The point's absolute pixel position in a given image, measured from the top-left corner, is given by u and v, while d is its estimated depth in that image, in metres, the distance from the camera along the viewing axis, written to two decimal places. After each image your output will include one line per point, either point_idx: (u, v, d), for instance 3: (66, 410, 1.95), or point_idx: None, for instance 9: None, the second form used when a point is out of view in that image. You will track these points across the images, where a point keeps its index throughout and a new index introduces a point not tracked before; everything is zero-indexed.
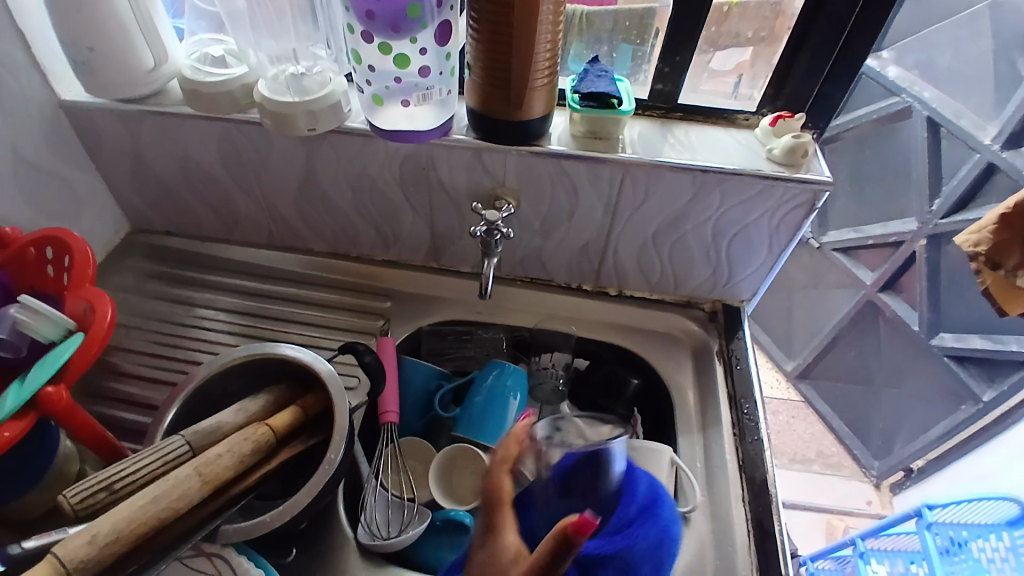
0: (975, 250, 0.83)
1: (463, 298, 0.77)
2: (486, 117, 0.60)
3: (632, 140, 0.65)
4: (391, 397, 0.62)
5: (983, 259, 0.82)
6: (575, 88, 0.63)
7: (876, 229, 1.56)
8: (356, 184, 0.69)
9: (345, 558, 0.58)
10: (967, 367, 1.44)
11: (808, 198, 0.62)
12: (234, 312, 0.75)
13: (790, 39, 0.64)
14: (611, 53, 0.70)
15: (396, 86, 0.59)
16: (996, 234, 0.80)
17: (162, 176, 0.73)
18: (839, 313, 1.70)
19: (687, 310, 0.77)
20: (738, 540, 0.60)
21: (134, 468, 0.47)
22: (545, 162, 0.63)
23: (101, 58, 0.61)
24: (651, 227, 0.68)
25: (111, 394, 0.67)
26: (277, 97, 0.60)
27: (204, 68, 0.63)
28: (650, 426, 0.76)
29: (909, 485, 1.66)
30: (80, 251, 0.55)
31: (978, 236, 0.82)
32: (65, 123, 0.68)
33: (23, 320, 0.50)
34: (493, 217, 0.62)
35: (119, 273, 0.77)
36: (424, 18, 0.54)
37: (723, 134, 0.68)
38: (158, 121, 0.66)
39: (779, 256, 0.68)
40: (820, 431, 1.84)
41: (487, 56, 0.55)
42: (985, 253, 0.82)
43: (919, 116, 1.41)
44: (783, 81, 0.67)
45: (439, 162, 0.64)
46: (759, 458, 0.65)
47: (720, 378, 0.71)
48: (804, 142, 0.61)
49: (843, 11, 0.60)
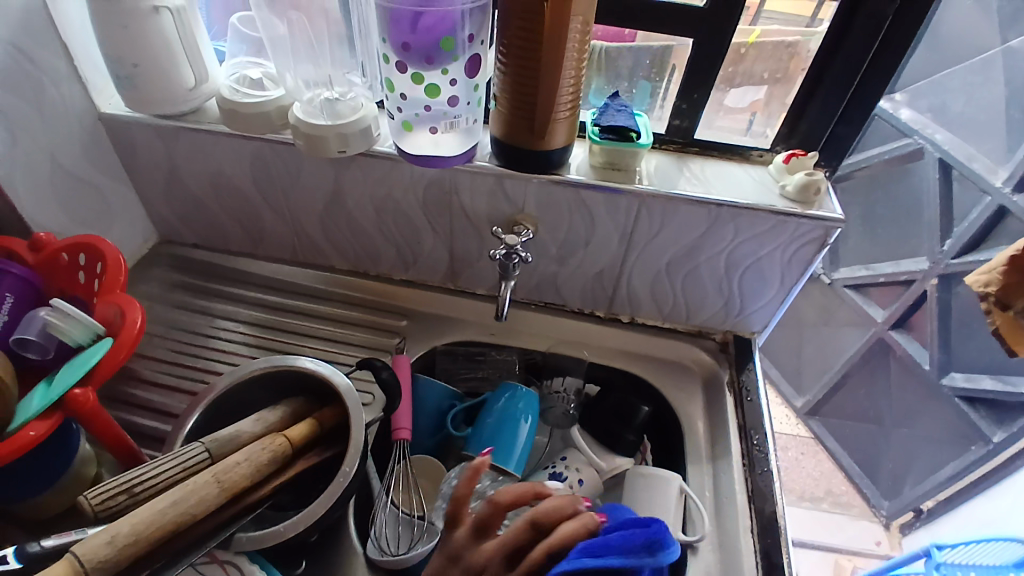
0: (984, 291, 0.83)
1: (478, 320, 0.79)
2: (508, 146, 0.62)
3: (648, 173, 0.67)
4: (404, 413, 0.64)
5: (993, 300, 0.83)
6: (596, 121, 0.65)
7: (887, 267, 1.56)
8: (379, 205, 0.71)
9: (352, 573, 0.58)
10: (977, 409, 1.43)
11: (820, 235, 0.63)
12: (253, 324, 0.77)
13: (805, 80, 0.67)
14: (631, 89, 0.73)
15: (425, 114, 0.61)
16: (1005, 275, 0.81)
17: (192, 190, 0.76)
18: (849, 350, 1.69)
19: (698, 340, 0.78)
20: (745, 573, 0.60)
21: (153, 473, 0.48)
22: (564, 190, 0.65)
23: (144, 75, 0.64)
24: (665, 257, 0.69)
25: (131, 399, 0.69)
26: (310, 119, 0.63)
27: (243, 89, 0.66)
28: (658, 454, 0.76)
29: (918, 527, 1.63)
30: (114, 259, 0.57)
31: (988, 276, 0.83)
32: (103, 135, 0.71)
33: (53, 322, 0.52)
34: (513, 241, 0.64)
35: (145, 282, 0.80)
36: (455, 51, 0.57)
37: (737, 169, 0.70)
38: (193, 137, 0.69)
39: (791, 290, 0.69)
40: (829, 468, 1.81)
41: (514, 89, 0.58)
42: (996, 293, 0.82)
43: (930, 156, 1.42)
44: (797, 121, 0.69)
45: (461, 187, 0.67)
46: (768, 491, 0.65)
47: (730, 410, 0.72)
48: (817, 180, 0.62)
49: (856, 57, 0.62)
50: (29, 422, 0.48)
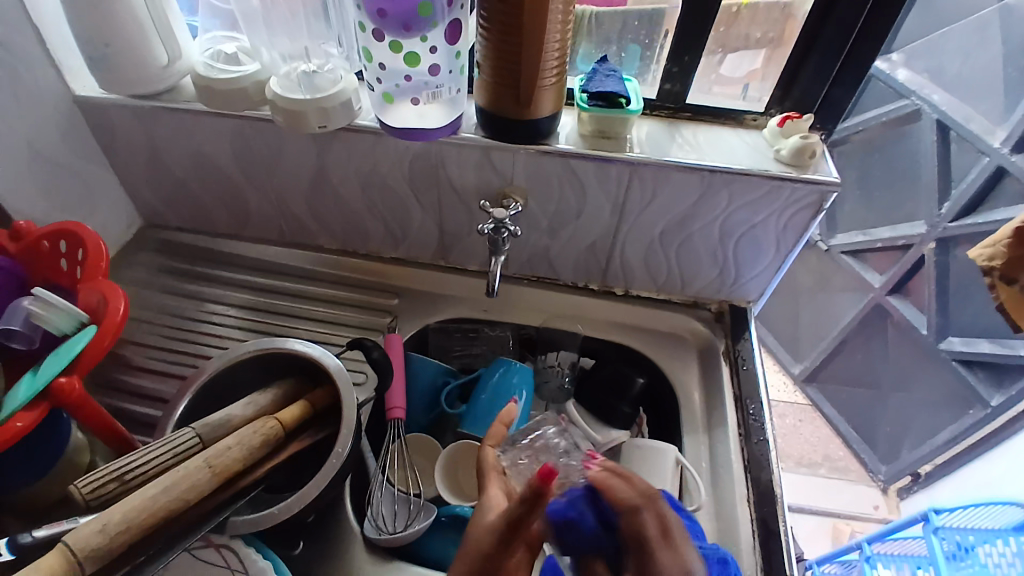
0: (988, 265, 0.78)
1: (470, 296, 0.78)
2: (495, 116, 0.60)
3: (639, 140, 0.65)
4: (397, 392, 0.63)
5: (997, 275, 0.77)
6: (584, 87, 0.63)
7: (885, 232, 1.55)
8: (365, 181, 0.70)
9: (350, 552, 0.59)
10: (975, 372, 1.43)
11: (815, 200, 0.62)
12: (243, 307, 0.76)
13: (799, 43, 0.64)
14: (621, 52, 0.71)
15: (406, 84, 0.59)
16: (1009, 249, 0.75)
17: (174, 172, 0.74)
18: (847, 317, 1.69)
19: (693, 310, 0.77)
20: (742, 541, 0.60)
21: (144, 460, 0.48)
22: (552, 160, 0.63)
23: (116, 53, 0.62)
24: (658, 226, 0.68)
25: (121, 386, 0.68)
26: (288, 94, 0.61)
27: (218, 65, 0.64)
28: (654, 425, 0.76)
29: (915, 490, 1.66)
30: (95, 245, 0.56)
31: (992, 251, 0.77)
32: (78, 118, 0.69)
33: (37, 312, 0.51)
34: (501, 215, 0.63)
35: (130, 268, 0.79)
36: (435, 17, 0.55)
37: (730, 134, 0.68)
38: (170, 117, 0.67)
39: (786, 257, 0.68)
40: (827, 434, 1.83)
41: (497, 56, 0.56)
42: (1000, 268, 0.76)
43: (929, 119, 1.40)
44: (791, 84, 0.67)
45: (447, 161, 0.65)
46: (765, 460, 0.65)
47: (726, 380, 0.71)
48: (812, 143, 0.61)
49: (851, 15, 0.60)
50: (14, 413, 0.46)
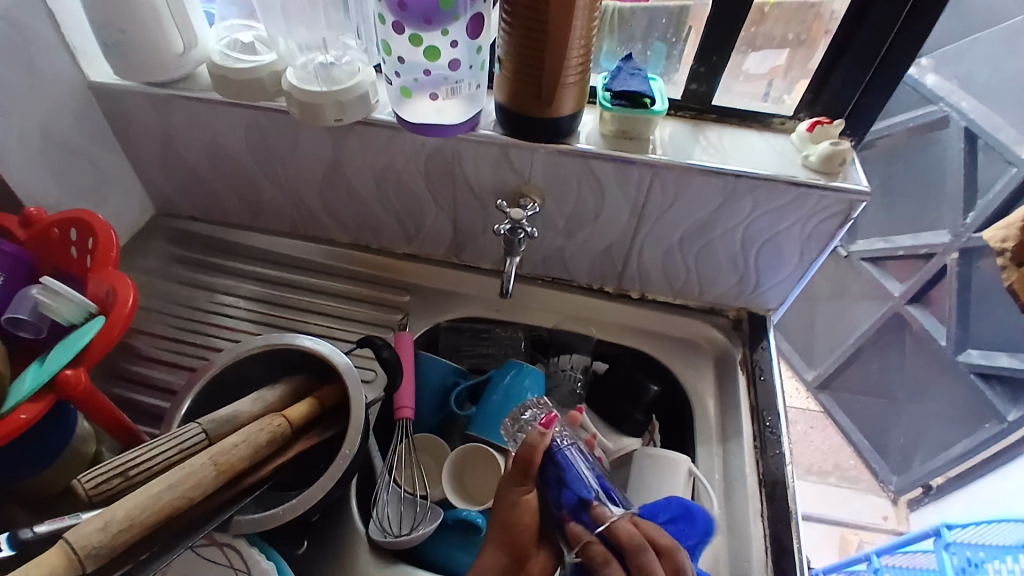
0: (1001, 246, 0.78)
1: (483, 295, 0.77)
2: (515, 113, 0.59)
3: (662, 142, 0.63)
4: (406, 392, 0.62)
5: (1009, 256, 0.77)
6: (607, 86, 0.61)
7: (907, 239, 1.51)
8: (380, 176, 0.68)
9: (355, 553, 0.58)
10: (992, 385, 1.41)
11: (843, 209, 0.60)
12: (254, 299, 0.75)
13: (830, 46, 0.62)
14: (646, 51, 0.69)
15: (425, 79, 0.57)
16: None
17: (188, 161, 0.73)
18: (863, 324, 1.66)
19: (710, 317, 0.75)
20: (754, 558, 0.59)
21: (149, 455, 0.47)
22: (572, 160, 0.61)
23: (131, 40, 0.61)
24: (678, 231, 0.66)
25: (131, 376, 0.68)
26: (305, 86, 0.60)
27: (234, 54, 0.63)
28: (666, 433, 0.74)
29: (926, 502, 1.64)
30: (105, 235, 0.55)
31: (1006, 232, 0.78)
32: (93, 104, 0.68)
33: (44, 302, 0.51)
34: (518, 216, 0.61)
35: (143, 257, 0.78)
36: (457, 10, 0.53)
37: (757, 138, 0.66)
38: (185, 106, 0.66)
39: (810, 266, 0.66)
40: (838, 442, 1.80)
41: (519, 52, 0.54)
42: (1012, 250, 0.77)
43: (956, 126, 1.36)
44: (821, 88, 0.65)
45: (464, 157, 0.64)
46: (780, 474, 0.63)
47: (742, 390, 0.69)
48: (842, 150, 0.59)
49: (888, 18, 0.57)
50: (20, 404, 0.46)
